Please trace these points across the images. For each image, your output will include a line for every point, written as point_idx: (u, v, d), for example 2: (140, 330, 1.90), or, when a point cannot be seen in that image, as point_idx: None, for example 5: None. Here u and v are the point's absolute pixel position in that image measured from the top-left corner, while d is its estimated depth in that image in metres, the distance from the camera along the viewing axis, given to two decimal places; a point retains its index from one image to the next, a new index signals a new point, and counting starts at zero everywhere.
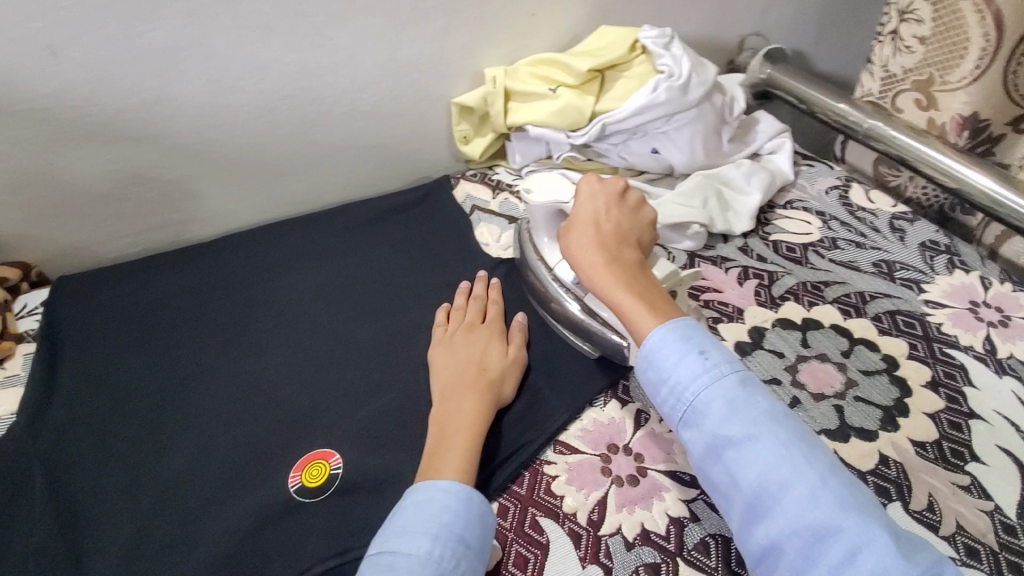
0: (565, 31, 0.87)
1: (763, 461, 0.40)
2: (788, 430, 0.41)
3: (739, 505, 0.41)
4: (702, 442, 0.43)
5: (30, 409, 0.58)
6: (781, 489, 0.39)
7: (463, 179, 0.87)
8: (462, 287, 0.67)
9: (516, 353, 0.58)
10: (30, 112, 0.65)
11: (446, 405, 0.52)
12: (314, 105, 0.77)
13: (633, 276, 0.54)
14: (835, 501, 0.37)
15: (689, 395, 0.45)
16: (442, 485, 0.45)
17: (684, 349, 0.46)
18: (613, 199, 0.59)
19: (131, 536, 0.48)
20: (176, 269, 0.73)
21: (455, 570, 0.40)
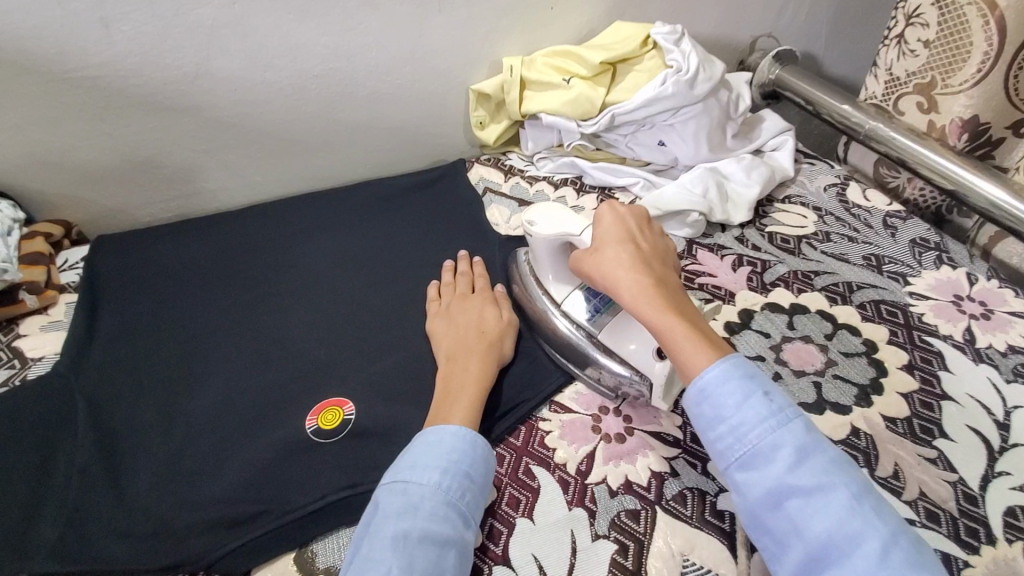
0: (581, 25, 0.91)
1: (832, 514, 0.38)
2: (856, 484, 0.40)
3: (799, 554, 0.39)
4: (765, 486, 0.41)
5: (73, 349, 0.63)
6: (852, 543, 0.37)
7: (477, 162, 0.92)
8: (448, 265, 0.71)
9: (510, 316, 0.63)
10: (81, 80, 0.70)
11: (452, 365, 0.57)
12: (341, 85, 0.82)
13: (677, 301, 0.51)
14: (907, 560, 0.36)
15: (753, 438, 0.42)
16: (452, 428, 0.49)
17: (749, 389, 0.43)
18: (636, 219, 0.57)
19: (164, 460, 0.53)
20: (206, 233, 0.78)
21: (461, 500, 0.45)
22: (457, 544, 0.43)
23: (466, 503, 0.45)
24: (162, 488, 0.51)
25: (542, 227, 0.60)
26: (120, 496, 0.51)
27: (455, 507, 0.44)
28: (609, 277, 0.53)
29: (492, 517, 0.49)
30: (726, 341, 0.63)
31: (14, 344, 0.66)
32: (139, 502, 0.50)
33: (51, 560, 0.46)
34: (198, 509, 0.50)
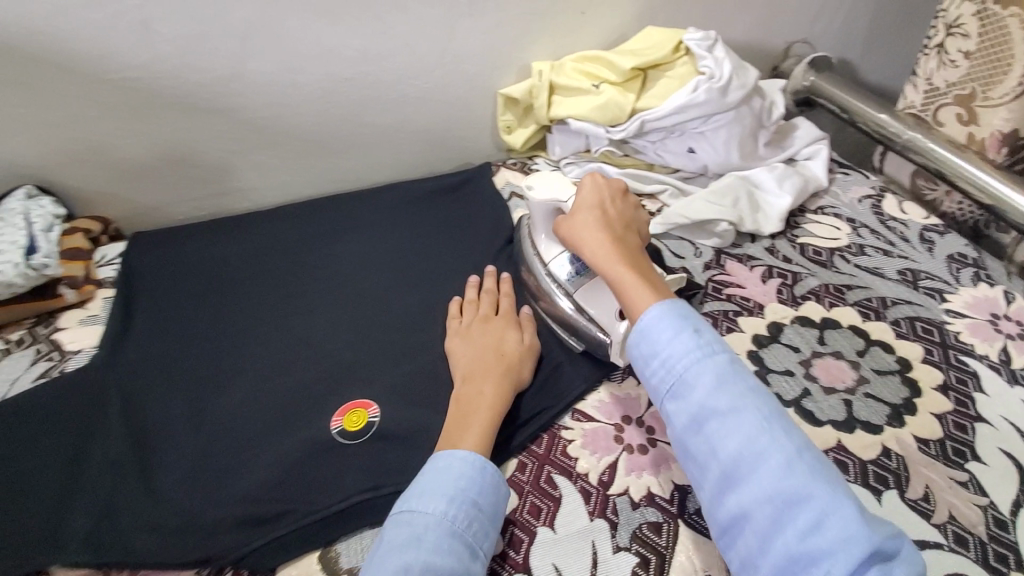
0: (612, 30, 0.90)
1: (744, 434, 0.38)
2: (771, 407, 0.39)
3: (713, 475, 0.39)
4: (687, 413, 0.41)
5: (109, 343, 0.65)
6: (759, 461, 0.37)
7: (504, 167, 0.92)
8: (472, 280, 0.69)
9: (531, 340, 0.61)
10: (123, 81, 0.72)
11: (467, 388, 0.55)
12: (371, 88, 0.83)
13: (635, 258, 0.53)
14: (811, 475, 0.36)
15: (680, 368, 0.42)
16: (463, 454, 0.48)
17: (680, 324, 0.44)
18: (614, 189, 0.60)
19: (193, 455, 0.54)
20: (238, 232, 0.80)
21: (467, 530, 0.44)
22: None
23: (472, 533, 0.44)
24: (192, 483, 0.52)
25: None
26: (151, 489, 0.52)
27: (461, 537, 0.43)
28: (577, 235, 0.56)
29: (512, 525, 0.49)
30: (753, 354, 0.62)
31: (54, 336, 0.68)
32: (170, 497, 0.51)
33: (86, 551, 0.47)
34: (224, 505, 0.51)
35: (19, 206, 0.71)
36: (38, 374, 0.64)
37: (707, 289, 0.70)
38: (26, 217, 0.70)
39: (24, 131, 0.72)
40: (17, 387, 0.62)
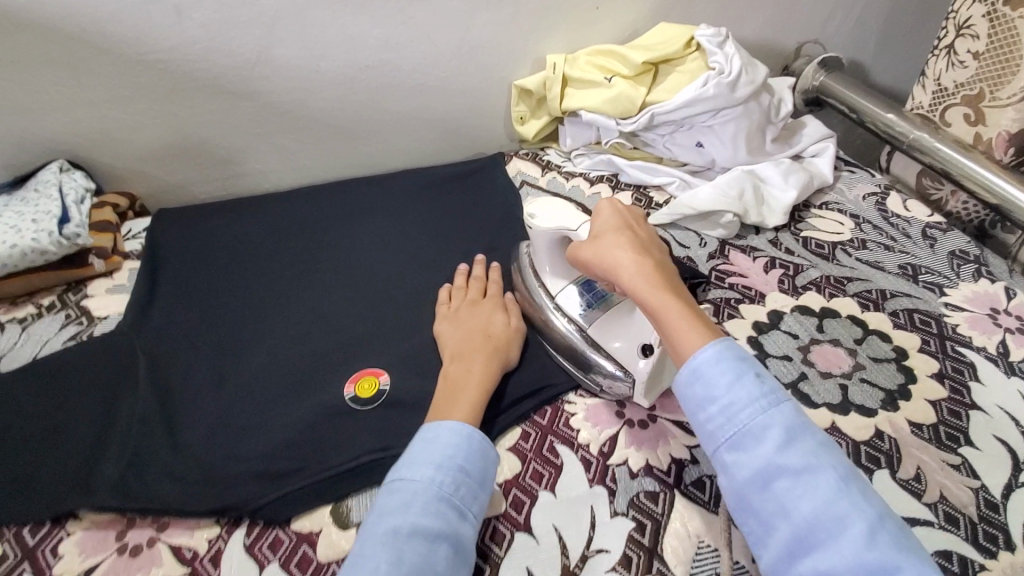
0: (625, 26, 0.92)
1: (817, 492, 0.39)
2: (841, 466, 0.40)
3: (783, 533, 0.39)
4: (754, 467, 0.41)
5: (136, 308, 0.68)
6: (837, 524, 0.37)
7: (516, 156, 0.95)
8: (461, 269, 0.70)
9: (518, 323, 0.62)
10: (155, 62, 0.75)
11: (455, 367, 0.57)
12: (390, 76, 0.86)
13: (671, 285, 0.52)
14: (891, 542, 0.36)
15: (745, 421, 0.42)
16: (453, 425, 0.49)
17: (742, 374, 0.44)
18: (628, 213, 0.59)
19: (215, 413, 0.57)
20: (259, 211, 0.83)
21: (455, 494, 0.45)
22: (450, 538, 0.43)
23: (460, 497, 0.46)
24: (214, 438, 0.55)
25: (542, 221, 0.62)
26: (174, 444, 0.55)
27: (448, 501, 0.45)
28: (607, 262, 0.54)
29: (515, 488, 0.52)
30: (752, 340, 0.64)
31: (83, 302, 0.71)
32: (192, 451, 0.54)
33: (114, 495, 0.50)
34: (243, 460, 0.53)
35: (53, 178, 0.75)
36: (68, 337, 0.67)
37: (710, 277, 0.73)
38: (60, 189, 0.74)
39: (60, 108, 0.76)
40: (48, 348, 0.66)
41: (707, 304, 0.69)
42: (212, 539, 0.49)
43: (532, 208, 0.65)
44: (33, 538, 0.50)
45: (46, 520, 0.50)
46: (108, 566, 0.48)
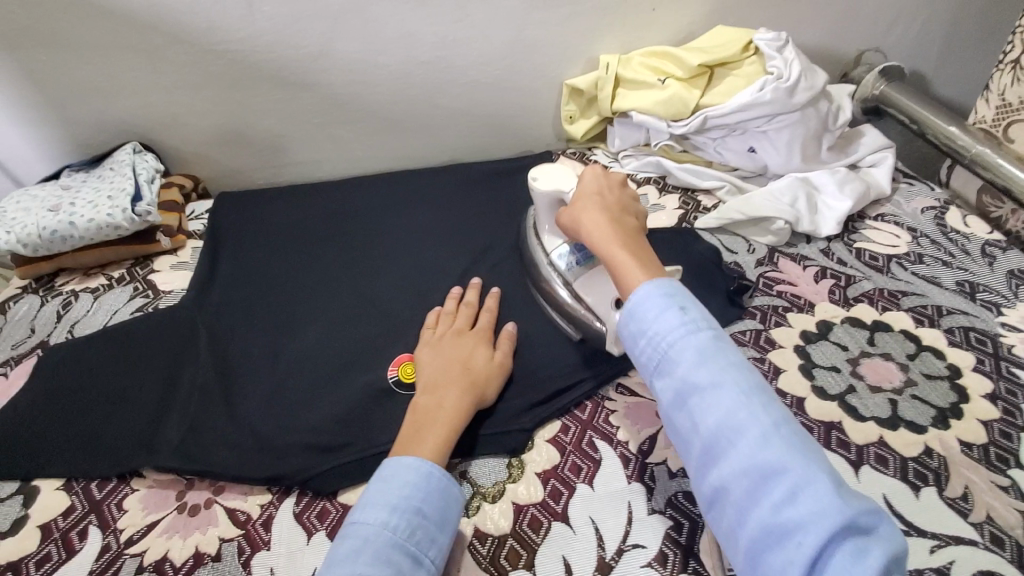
0: (680, 28, 0.92)
1: (724, 407, 0.40)
2: (751, 382, 0.41)
3: (696, 448, 0.41)
4: (673, 388, 0.43)
5: (198, 285, 0.72)
6: (737, 434, 0.39)
7: (564, 156, 0.95)
8: (455, 292, 0.66)
9: (502, 359, 0.59)
10: (224, 52, 0.79)
11: (428, 398, 0.53)
12: (444, 71, 0.88)
13: (632, 239, 0.53)
14: (785, 449, 0.38)
15: (665, 347, 0.44)
16: (411, 462, 0.47)
17: (667, 305, 0.45)
18: (610, 177, 0.60)
19: (269, 386, 0.60)
20: (312, 198, 0.86)
21: (410, 539, 0.44)
22: None
23: (415, 541, 0.44)
24: (267, 410, 0.58)
25: (542, 184, 0.62)
26: (231, 413, 0.58)
27: (402, 547, 0.43)
28: (578, 221, 0.57)
29: (553, 478, 0.53)
30: (799, 349, 0.63)
31: (149, 277, 0.75)
32: (247, 420, 0.57)
33: (174, 457, 0.53)
34: (293, 432, 0.56)
35: (126, 159, 0.80)
36: (135, 308, 0.71)
37: (757, 284, 0.72)
38: (133, 169, 0.78)
39: (137, 92, 0.81)
40: (116, 318, 0.70)
41: (753, 310, 0.68)
42: (264, 505, 0.52)
43: (537, 166, 0.64)
44: (99, 493, 0.53)
45: (113, 477, 0.53)
46: (168, 523, 0.50)
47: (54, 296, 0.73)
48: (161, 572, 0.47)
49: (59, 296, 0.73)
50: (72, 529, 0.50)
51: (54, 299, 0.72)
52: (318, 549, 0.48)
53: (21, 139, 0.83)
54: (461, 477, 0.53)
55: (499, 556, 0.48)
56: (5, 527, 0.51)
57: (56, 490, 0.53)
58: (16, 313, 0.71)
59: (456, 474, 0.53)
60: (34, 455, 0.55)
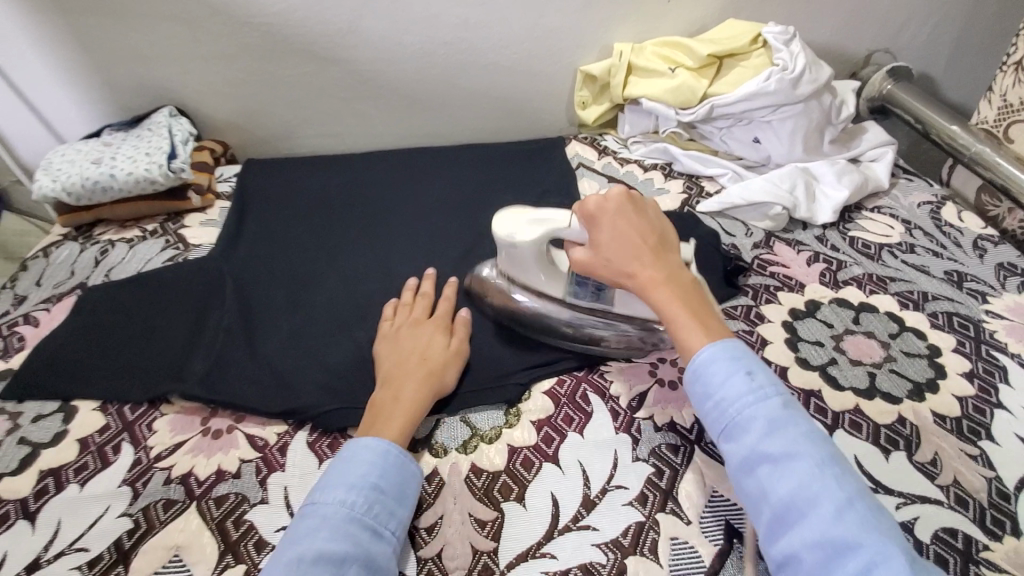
0: (693, 21, 0.95)
1: (796, 478, 0.39)
2: (823, 452, 0.40)
3: (766, 515, 0.40)
4: (741, 455, 0.42)
5: (225, 240, 0.77)
6: (812, 507, 0.38)
7: (576, 140, 0.99)
8: (412, 283, 0.67)
9: (459, 346, 0.60)
10: (259, 25, 0.84)
11: (389, 389, 0.54)
12: (465, 53, 0.92)
13: (678, 278, 0.50)
14: (864, 526, 0.37)
15: (733, 412, 0.43)
16: (368, 443, 0.48)
17: (734, 368, 0.44)
18: (633, 201, 0.54)
19: (290, 332, 0.65)
20: (335, 167, 0.91)
21: (369, 512, 0.44)
22: (361, 558, 0.41)
23: (374, 516, 0.44)
24: (287, 351, 0.63)
25: (526, 234, 0.58)
26: (253, 354, 0.62)
27: (360, 521, 0.43)
28: (616, 267, 0.52)
29: (546, 426, 0.56)
30: (787, 324, 0.67)
31: (179, 231, 0.80)
32: (268, 359, 0.62)
33: (200, 387, 0.58)
34: (309, 372, 0.61)
35: (163, 121, 0.85)
36: (166, 258, 0.76)
37: (752, 265, 0.75)
38: (169, 130, 0.84)
39: (175, 60, 0.86)
40: (149, 265, 0.75)
41: (746, 288, 0.72)
42: (281, 434, 0.56)
43: (496, 226, 0.61)
44: (132, 414, 0.58)
45: (144, 402, 0.58)
46: (194, 444, 0.55)
47: (93, 244, 0.78)
48: (186, 485, 0.52)
49: (97, 244, 0.78)
50: (107, 444, 0.55)
51: (92, 247, 0.78)
52: None
53: (67, 100, 0.89)
54: (461, 420, 0.57)
55: (492, 489, 0.51)
56: (46, 439, 0.56)
57: (93, 410, 0.58)
58: (57, 257, 0.77)
59: (455, 417, 0.57)
60: (73, 380, 0.60)
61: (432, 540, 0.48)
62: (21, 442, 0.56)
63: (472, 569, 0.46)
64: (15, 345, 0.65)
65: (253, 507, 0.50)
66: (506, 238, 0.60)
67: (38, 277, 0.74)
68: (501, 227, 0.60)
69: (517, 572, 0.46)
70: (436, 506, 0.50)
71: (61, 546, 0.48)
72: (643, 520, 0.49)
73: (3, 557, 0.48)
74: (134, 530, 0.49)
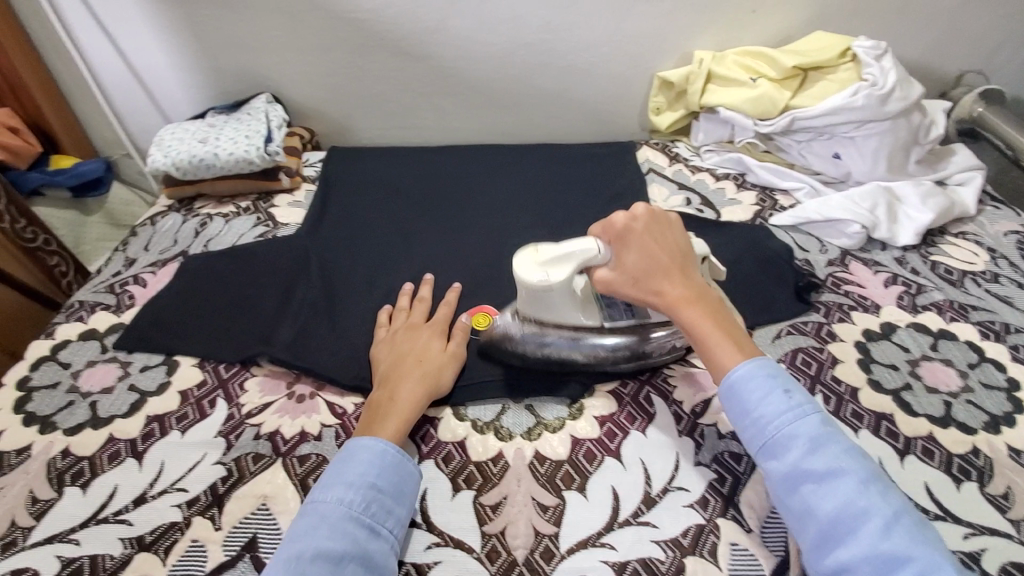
0: (778, 31, 0.94)
1: (841, 494, 0.41)
2: (864, 467, 0.42)
3: (811, 531, 0.42)
4: (783, 472, 0.44)
5: (311, 221, 0.82)
6: (860, 522, 0.40)
7: (646, 145, 0.99)
8: (408, 289, 0.69)
9: (456, 349, 0.60)
10: (355, 21, 0.89)
11: (386, 388, 0.55)
12: (544, 55, 0.94)
13: (704, 295, 0.52)
14: (910, 538, 0.39)
15: (774, 429, 0.45)
16: (367, 442, 0.49)
17: (772, 387, 0.46)
18: (657, 219, 0.54)
19: (368, 309, 0.69)
20: (411, 158, 0.95)
21: (366, 510, 0.45)
22: (357, 556, 0.43)
23: (371, 514, 0.45)
24: (364, 326, 0.67)
25: (557, 277, 0.55)
26: (334, 329, 0.67)
27: (357, 520, 0.45)
28: (648, 289, 0.52)
29: (609, 422, 0.57)
30: (860, 345, 0.66)
31: (269, 210, 0.86)
32: (347, 333, 0.66)
33: (286, 354, 0.63)
34: None
35: (262, 106, 0.91)
36: (257, 234, 0.82)
37: (825, 282, 0.74)
38: (266, 116, 0.90)
39: (275, 50, 0.92)
40: (243, 239, 0.81)
41: (818, 305, 0.71)
42: (357, 404, 0.60)
43: (522, 276, 0.56)
44: (226, 373, 0.63)
45: (236, 363, 0.64)
46: (280, 405, 0.60)
47: (193, 216, 0.85)
48: (272, 441, 0.56)
49: (197, 217, 0.85)
50: (204, 396, 0.60)
51: (193, 218, 0.85)
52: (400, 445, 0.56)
53: (177, 84, 0.97)
54: (527, 408, 0.59)
55: (554, 477, 0.53)
56: (152, 388, 0.62)
57: (192, 366, 0.64)
58: (163, 226, 0.84)
59: (521, 405, 0.59)
60: (175, 338, 0.66)
61: (496, 518, 0.50)
62: (131, 389, 0.62)
63: (534, 550, 0.48)
64: (126, 302, 0.72)
65: None
66: (539, 284, 0.55)
67: (145, 242, 0.82)
68: (530, 272, 0.56)
69: (578, 557, 0.48)
70: (501, 486, 0.52)
71: (164, 484, 0.53)
72: (704, 522, 0.50)
73: (114, 489, 0.53)
74: (227, 477, 0.54)
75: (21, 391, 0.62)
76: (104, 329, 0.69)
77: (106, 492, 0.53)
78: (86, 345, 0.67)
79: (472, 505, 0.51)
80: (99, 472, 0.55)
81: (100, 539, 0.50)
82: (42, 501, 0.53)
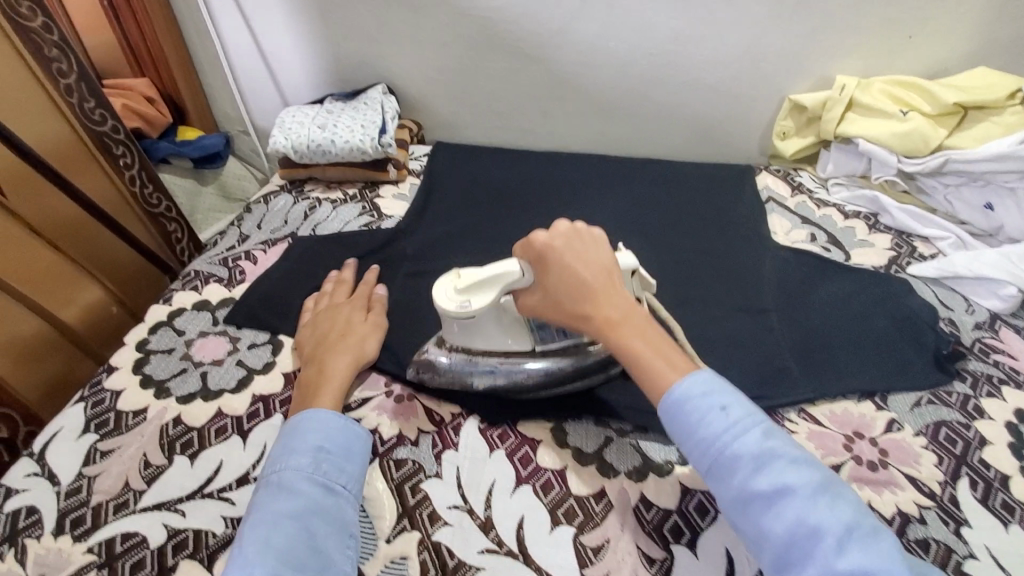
0: (936, 61, 0.84)
1: (792, 514, 0.38)
2: (813, 480, 0.39)
3: (766, 555, 0.39)
4: (730, 496, 0.40)
5: (414, 216, 0.82)
6: (814, 541, 0.37)
7: (766, 171, 0.92)
8: (332, 275, 0.70)
9: (376, 319, 0.63)
10: (479, 19, 0.88)
11: (318, 365, 0.57)
12: (667, 69, 0.89)
13: (632, 315, 0.48)
14: (868, 554, 0.36)
15: (715, 452, 0.41)
16: (308, 416, 0.51)
17: (710, 406, 0.42)
18: (576, 237, 0.51)
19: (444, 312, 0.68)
20: (515, 162, 0.93)
21: (319, 470, 0.47)
22: (315, 512, 0.45)
23: (324, 473, 0.47)
24: None
25: (479, 303, 0.52)
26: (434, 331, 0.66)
27: (309, 480, 0.46)
28: (571, 312, 0.49)
29: None
30: (1013, 427, 0.58)
31: (374, 200, 0.86)
32: None
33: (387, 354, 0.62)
34: None
35: (378, 96, 0.92)
36: (362, 224, 0.82)
37: (971, 349, 0.66)
38: (382, 106, 0.91)
39: (396, 43, 0.93)
40: (347, 228, 0.82)
41: (964, 373, 0.63)
42: (454, 414, 0.58)
43: (442, 301, 0.53)
44: None
45: None
46: (378, 402, 0.59)
47: (303, 198, 0.87)
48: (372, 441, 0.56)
49: (307, 200, 0.87)
50: None
51: (303, 201, 0.87)
52: (498, 465, 0.54)
53: (299, 68, 0.99)
54: (632, 446, 0.55)
55: (662, 526, 0.49)
56: (259, 366, 0.63)
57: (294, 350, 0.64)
58: (274, 205, 0.86)
59: (626, 441, 0.55)
60: (282, 318, 0.67)
61: (597, 562, 0.47)
62: (238, 364, 0.63)
63: None
64: (237, 277, 0.74)
65: (428, 478, 0.53)
66: (459, 312, 0.52)
67: (258, 220, 0.84)
68: (449, 301, 0.53)
69: None
70: (603, 528, 0.49)
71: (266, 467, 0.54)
72: None
73: (220, 464, 0.54)
74: None
75: (141, 352, 0.65)
76: (216, 302, 0.71)
77: (212, 466, 0.54)
78: (199, 315, 0.69)
79: (572, 542, 0.48)
80: (206, 444, 0.56)
81: (205, 513, 0.51)
82: (154, 466, 0.54)
